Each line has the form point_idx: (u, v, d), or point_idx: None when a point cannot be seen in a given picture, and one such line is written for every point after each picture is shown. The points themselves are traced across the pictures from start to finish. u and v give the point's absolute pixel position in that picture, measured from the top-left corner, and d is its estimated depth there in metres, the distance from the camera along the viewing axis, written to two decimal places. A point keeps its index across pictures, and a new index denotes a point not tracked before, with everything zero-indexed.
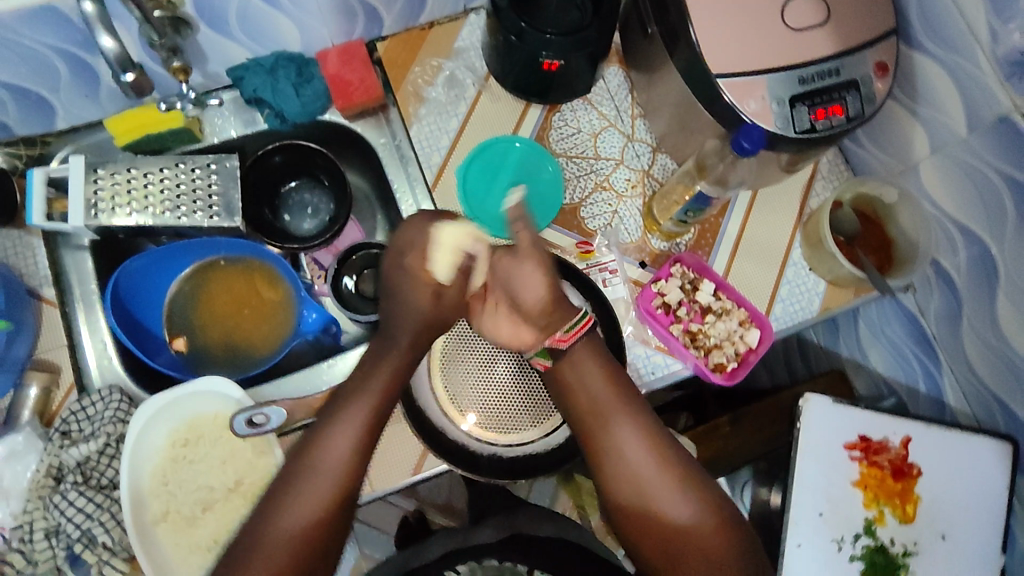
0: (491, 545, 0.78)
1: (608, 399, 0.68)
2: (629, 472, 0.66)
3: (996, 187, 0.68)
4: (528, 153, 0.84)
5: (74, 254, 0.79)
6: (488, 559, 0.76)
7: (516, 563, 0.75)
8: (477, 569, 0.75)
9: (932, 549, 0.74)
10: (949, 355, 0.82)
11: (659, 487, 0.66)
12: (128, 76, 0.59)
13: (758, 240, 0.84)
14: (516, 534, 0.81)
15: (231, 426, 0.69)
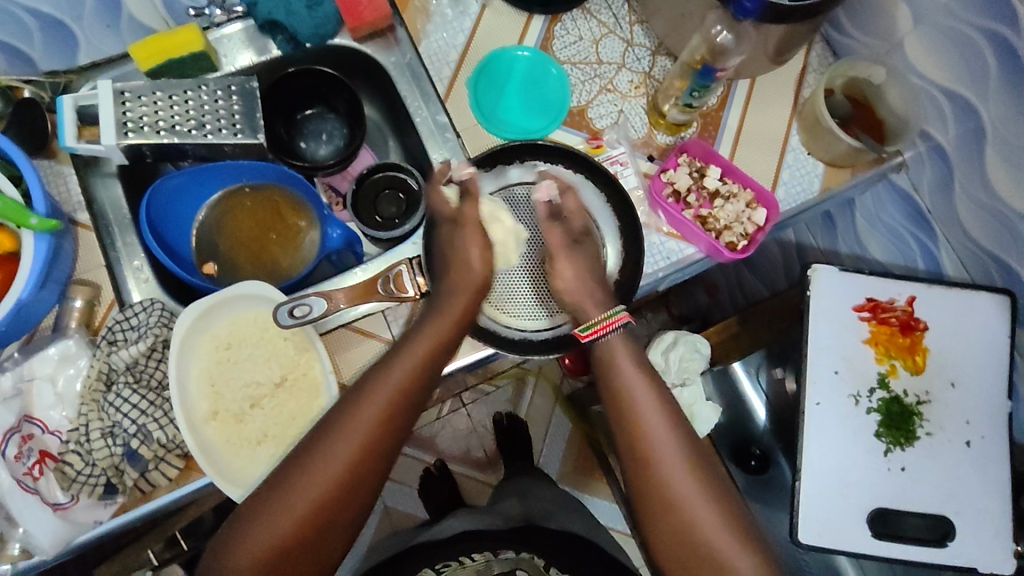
0: (508, 538, 0.96)
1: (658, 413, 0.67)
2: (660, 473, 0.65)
3: (977, 44, 0.73)
4: (535, 62, 0.88)
5: (105, 181, 0.82)
6: (503, 550, 0.96)
7: (531, 556, 0.95)
8: (493, 560, 0.96)
9: (944, 397, 0.79)
10: (943, 225, 0.87)
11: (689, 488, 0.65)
12: None
13: (757, 129, 0.88)
14: (529, 528, 0.98)
15: (275, 319, 0.72)
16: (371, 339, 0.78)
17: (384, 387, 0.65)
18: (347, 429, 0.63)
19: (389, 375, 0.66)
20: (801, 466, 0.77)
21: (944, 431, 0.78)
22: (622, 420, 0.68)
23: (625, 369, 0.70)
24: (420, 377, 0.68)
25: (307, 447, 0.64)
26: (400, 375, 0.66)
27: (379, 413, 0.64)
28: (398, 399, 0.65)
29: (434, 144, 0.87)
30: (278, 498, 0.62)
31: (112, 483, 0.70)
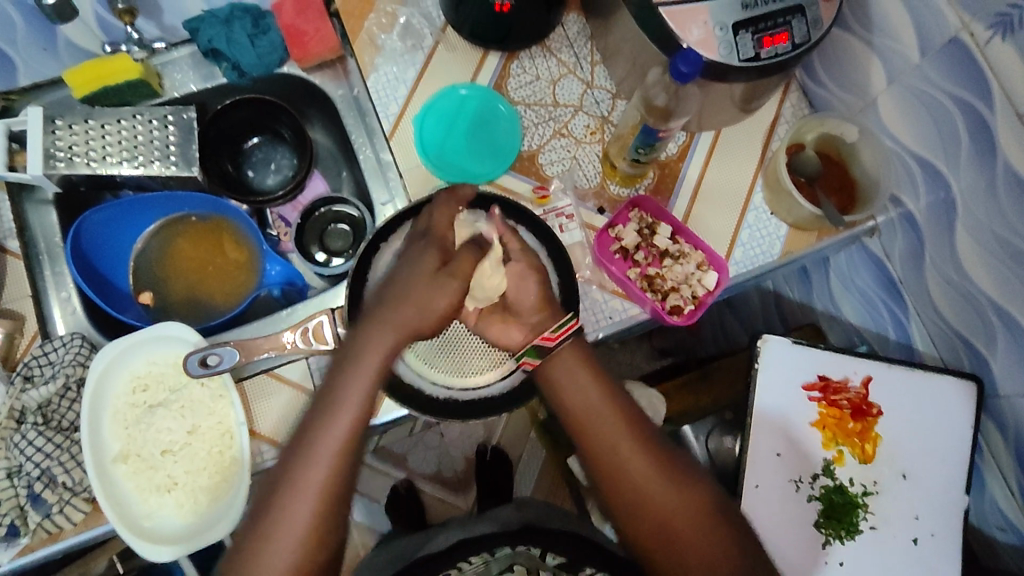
0: (503, 534, 0.78)
1: (604, 405, 0.68)
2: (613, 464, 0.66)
3: (949, 113, 0.68)
4: (475, 97, 0.84)
5: (38, 209, 0.80)
6: (499, 546, 0.77)
7: (528, 548, 0.76)
8: (491, 562, 0.76)
9: (893, 488, 0.73)
10: (914, 298, 0.82)
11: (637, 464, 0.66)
12: None
13: (718, 183, 0.83)
14: (525, 527, 0.80)
15: (186, 370, 0.70)
16: (292, 389, 0.75)
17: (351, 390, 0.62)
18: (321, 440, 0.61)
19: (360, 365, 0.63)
20: None
21: (891, 525, 0.73)
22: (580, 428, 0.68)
23: (579, 375, 0.69)
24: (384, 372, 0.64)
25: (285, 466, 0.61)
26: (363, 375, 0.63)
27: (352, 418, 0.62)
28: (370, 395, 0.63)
29: (377, 183, 0.85)
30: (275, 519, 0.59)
31: (15, 524, 0.69)
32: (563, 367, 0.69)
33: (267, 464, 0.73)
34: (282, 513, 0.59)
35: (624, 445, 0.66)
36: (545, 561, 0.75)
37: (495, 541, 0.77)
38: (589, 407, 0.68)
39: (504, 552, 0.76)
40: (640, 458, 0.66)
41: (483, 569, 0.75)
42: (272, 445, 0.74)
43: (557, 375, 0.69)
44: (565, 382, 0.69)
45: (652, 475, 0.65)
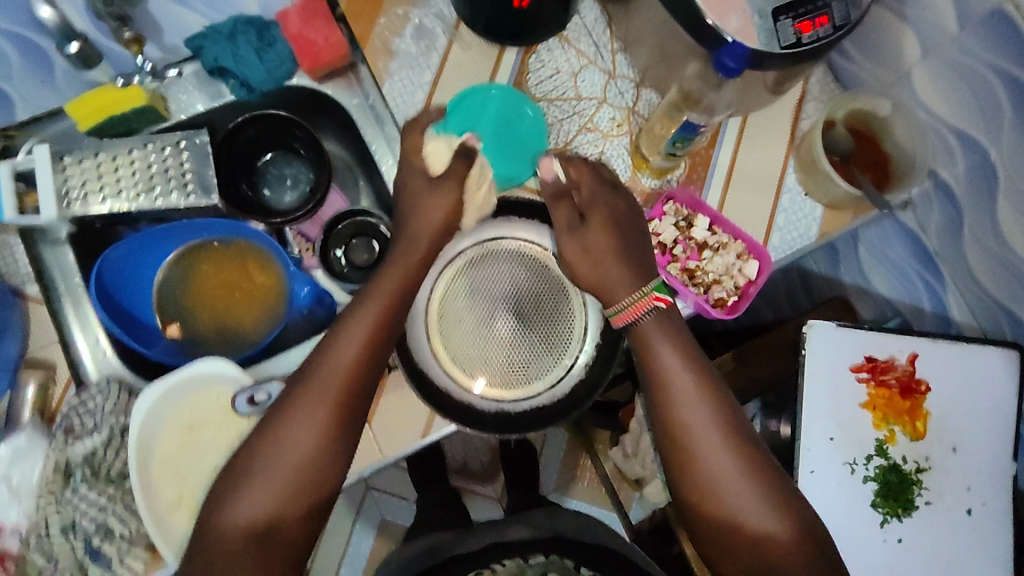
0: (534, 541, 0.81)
1: (693, 392, 0.67)
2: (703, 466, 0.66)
3: (990, 84, 0.66)
4: (506, 99, 0.77)
5: (54, 250, 0.76)
6: (533, 553, 0.79)
7: (561, 557, 0.78)
8: (524, 566, 0.78)
9: (945, 462, 0.74)
10: (951, 269, 0.82)
11: (726, 471, 0.65)
12: (73, 47, 0.64)
13: (751, 168, 0.82)
14: (557, 536, 0.82)
15: (239, 411, 0.71)
16: None
17: (362, 320, 0.68)
18: (329, 371, 0.66)
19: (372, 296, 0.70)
20: None
21: (945, 498, 0.74)
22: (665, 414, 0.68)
23: (664, 354, 0.68)
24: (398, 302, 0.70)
25: (296, 384, 0.67)
26: (373, 307, 0.69)
27: (358, 347, 0.67)
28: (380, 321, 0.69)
29: None
30: (289, 425, 0.65)
31: None
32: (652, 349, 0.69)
33: None
34: (281, 437, 0.65)
35: (703, 440, 0.66)
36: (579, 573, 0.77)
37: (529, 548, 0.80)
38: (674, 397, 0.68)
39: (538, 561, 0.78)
40: (724, 458, 0.65)
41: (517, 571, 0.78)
42: None
43: (637, 347, 0.70)
44: (653, 358, 0.69)
45: (734, 479, 0.65)
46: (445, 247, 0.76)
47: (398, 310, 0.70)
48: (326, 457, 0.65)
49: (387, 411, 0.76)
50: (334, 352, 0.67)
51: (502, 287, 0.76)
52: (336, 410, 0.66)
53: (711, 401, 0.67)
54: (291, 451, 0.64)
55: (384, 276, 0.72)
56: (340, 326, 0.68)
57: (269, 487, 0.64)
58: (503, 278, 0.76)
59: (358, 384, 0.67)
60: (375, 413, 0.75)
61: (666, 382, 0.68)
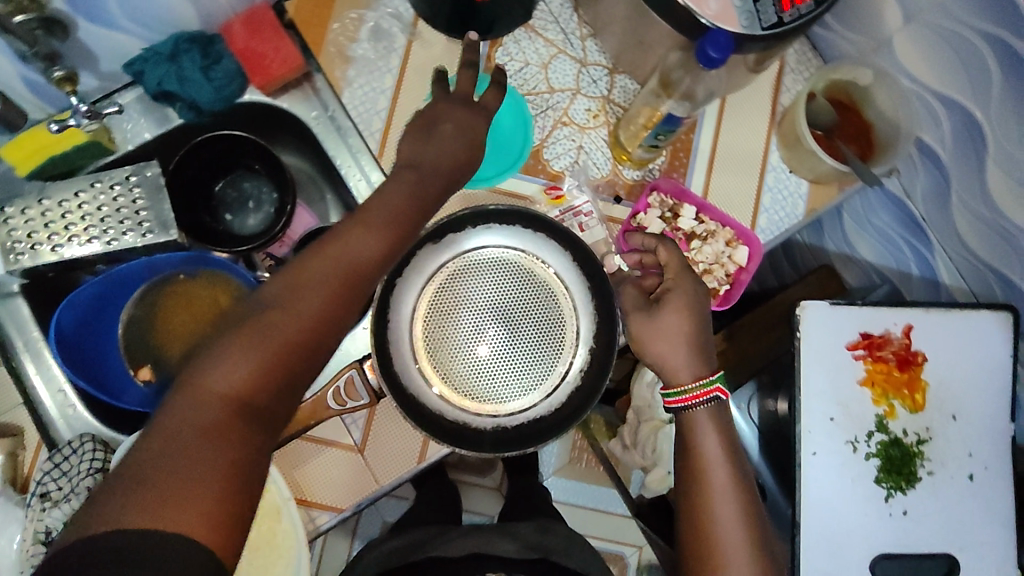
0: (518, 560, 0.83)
1: (722, 459, 0.66)
2: (708, 519, 0.64)
3: (976, 48, 0.64)
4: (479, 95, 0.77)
5: (5, 303, 0.71)
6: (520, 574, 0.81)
7: None
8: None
9: (945, 431, 0.75)
10: (939, 234, 0.81)
11: (728, 523, 0.64)
12: None
13: (733, 149, 0.79)
14: (543, 558, 0.84)
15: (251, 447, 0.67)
16: (334, 448, 0.71)
17: (358, 254, 0.54)
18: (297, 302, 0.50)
19: (353, 229, 0.54)
20: (799, 517, 0.74)
21: (947, 467, 0.75)
22: (693, 470, 0.66)
23: (707, 429, 0.66)
24: (388, 247, 0.55)
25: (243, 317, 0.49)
26: (372, 236, 0.54)
27: (339, 294, 0.52)
28: (362, 262, 0.54)
29: None
30: (218, 359, 0.47)
31: None
32: (697, 425, 0.66)
33: (322, 530, 0.71)
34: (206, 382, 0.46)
35: (724, 505, 0.64)
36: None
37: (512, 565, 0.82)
38: (704, 461, 0.66)
39: None
40: (734, 537, 0.64)
41: None
42: (321, 509, 0.71)
43: (685, 424, 0.67)
44: (702, 436, 0.66)
45: (735, 531, 0.63)
46: (424, 263, 0.72)
47: (397, 243, 0.56)
48: (229, 444, 0.45)
49: (379, 441, 0.72)
50: (307, 286, 0.51)
51: (488, 297, 0.73)
52: (289, 361, 0.49)
53: (736, 484, 0.65)
54: (210, 396, 0.46)
55: (385, 194, 0.57)
56: (324, 246, 0.53)
57: (129, 478, 0.42)
58: (489, 288, 0.73)
59: (322, 333, 0.51)
60: (367, 442, 0.72)
61: (706, 463, 0.66)
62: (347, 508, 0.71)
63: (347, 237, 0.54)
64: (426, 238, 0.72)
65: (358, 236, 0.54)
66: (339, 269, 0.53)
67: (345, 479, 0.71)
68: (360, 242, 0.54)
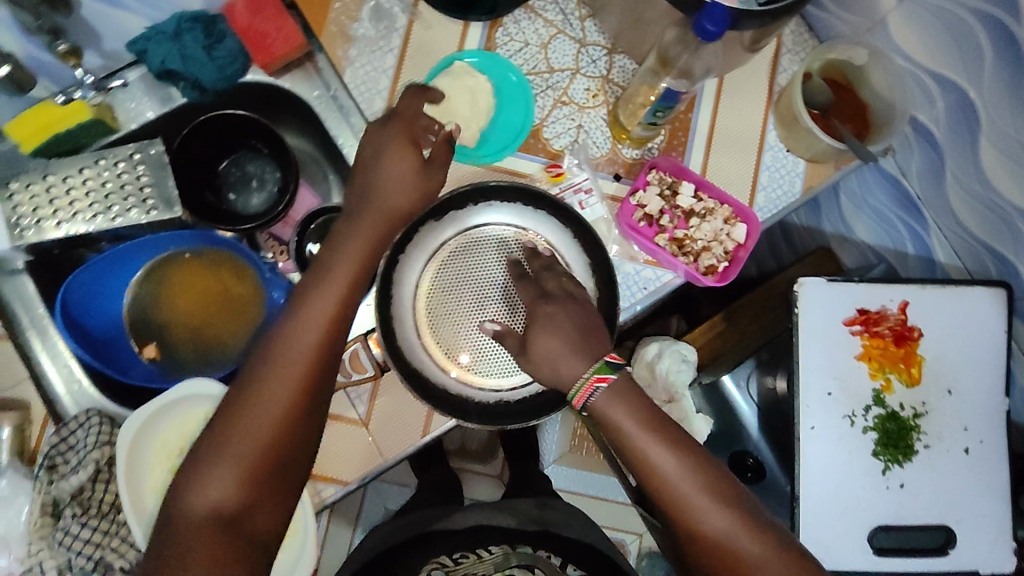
0: (520, 533, 0.84)
1: (652, 434, 0.55)
2: (683, 512, 0.55)
3: (969, 26, 0.66)
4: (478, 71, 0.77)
5: (11, 281, 0.72)
6: (522, 545, 0.83)
7: (549, 554, 0.82)
8: (512, 553, 0.82)
9: (940, 405, 0.76)
10: (934, 213, 0.82)
11: (708, 515, 0.54)
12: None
13: (732, 128, 0.80)
14: (544, 529, 0.85)
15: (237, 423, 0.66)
16: (338, 422, 0.72)
17: (295, 357, 0.56)
18: (248, 418, 0.54)
19: (304, 317, 0.57)
20: (798, 490, 0.75)
21: (943, 440, 0.76)
22: (636, 465, 0.55)
23: (624, 412, 0.55)
24: (337, 319, 0.58)
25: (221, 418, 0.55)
26: (306, 338, 0.56)
27: (288, 402, 0.55)
28: (318, 346, 0.57)
29: None
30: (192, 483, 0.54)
31: None
32: (608, 412, 0.55)
33: (327, 503, 0.71)
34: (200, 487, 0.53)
35: (688, 489, 0.55)
36: (566, 571, 0.81)
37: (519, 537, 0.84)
38: (637, 448, 0.55)
39: (526, 552, 0.82)
40: (722, 521, 0.54)
41: (504, 559, 0.82)
42: (327, 482, 0.71)
43: (608, 411, 0.56)
44: (622, 423, 0.55)
45: (719, 518, 0.54)
46: (429, 238, 0.73)
47: (336, 338, 0.58)
48: (219, 538, 0.52)
49: (383, 415, 0.73)
50: (256, 401, 0.55)
51: (490, 274, 0.73)
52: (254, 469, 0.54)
53: (679, 452, 0.55)
54: (202, 502, 0.53)
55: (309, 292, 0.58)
56: (263, 355, 0.57)
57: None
58: (491, 263, 0.73)
59: (293, 420, 0.55)
60: (372, 416, 0.72)
61: (637, 449, 0.55)
62: (353, 482, 0.72)
63: (296, 326, 0.57)
64: (428, 214, 0.73)
65: (307, 319, 0.57)
66: (299, 358, 0.56)
67: (350, 452, 0.72)
68: (310, 329, 0.57)
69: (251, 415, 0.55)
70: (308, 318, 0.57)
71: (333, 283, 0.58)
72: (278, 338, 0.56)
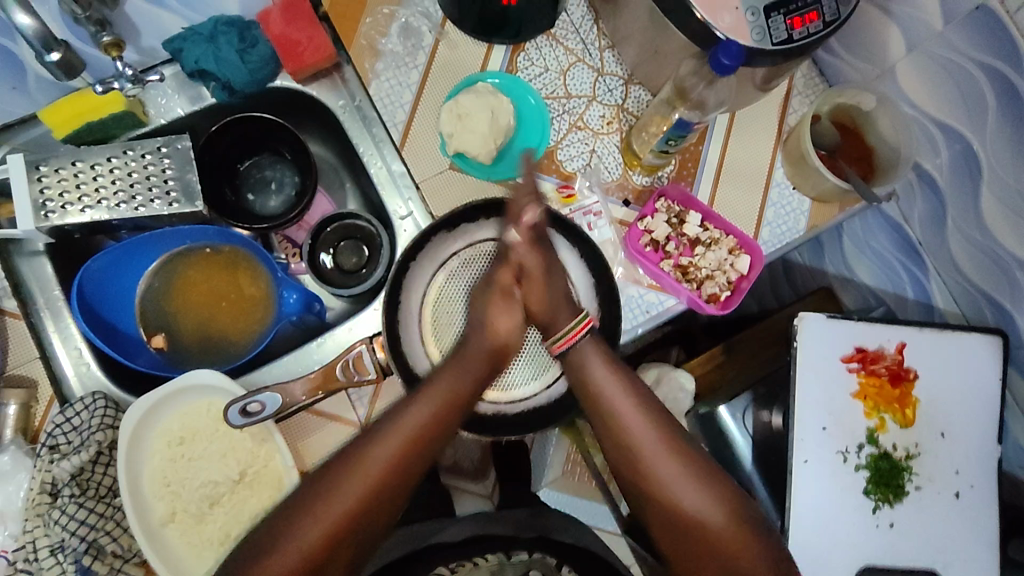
0: (517, 539, 0.85)
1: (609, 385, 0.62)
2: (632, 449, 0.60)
3: (976, 80, 0.68)
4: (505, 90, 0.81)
5: (30, 262, 0.74)
6: (517, 552, 0.83)
7: (544, 556, 0.82)
8: (506, 563, 0.81)
9: (934, 448, 0.77)
10: (935, 259, 0.83)
11: (656, 458, 0.59)
12: (54, 55, 0.57)
13: (740, 163, 0.82)
14: (539, 536, 0.86)
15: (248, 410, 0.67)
16: (338, 422, 0.73)
17: (344, 498, 0.54)
18: (275, 573, 0.53)
19: (399, 426, 0.57)
20: (788, 524, 0.74)
21: (934, 483, 0.76)
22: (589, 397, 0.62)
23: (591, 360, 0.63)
24: (431, 438, 0.58)
25: (292, 510, 0.55)
26: (359, 490, 0.54)
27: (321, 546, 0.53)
28: (402, 463, 0.56)
29: (392, 196, 0.82)
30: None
31: None
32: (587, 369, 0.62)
33: None
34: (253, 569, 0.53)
35: (634, 429, 0.60)
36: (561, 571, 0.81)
37: (511, 545, 0.84)
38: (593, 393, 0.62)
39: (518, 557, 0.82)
40: (667, 460, 0.59)
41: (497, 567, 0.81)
42: None
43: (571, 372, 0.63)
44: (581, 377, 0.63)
45: (666, 459, 0.59)
46: (438, 250, 0.75)
47: (419, 455, 0.57)
48: None
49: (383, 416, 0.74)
50: (285, 546, 0.53)
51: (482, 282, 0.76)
52: None
53: (657, 425, 0.60)
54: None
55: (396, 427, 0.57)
56: (321, 486, 0.55)
57: None
58: None
59: (357, 526, 0.55)
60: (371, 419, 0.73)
61: (614, 400, 0.61)
62: None
63: (389, 437, 0.56)
64: (439, 226, 0.74)
65: (401, 431, 0.57)
66: (379, 467, 0.55)
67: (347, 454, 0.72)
68: (400, 439, 0.56)
69: (321, 513, 0.54)
70: (399, 430, 0.57)
71: (433, 408, 0.59)
72: (369, 442, 0.56)
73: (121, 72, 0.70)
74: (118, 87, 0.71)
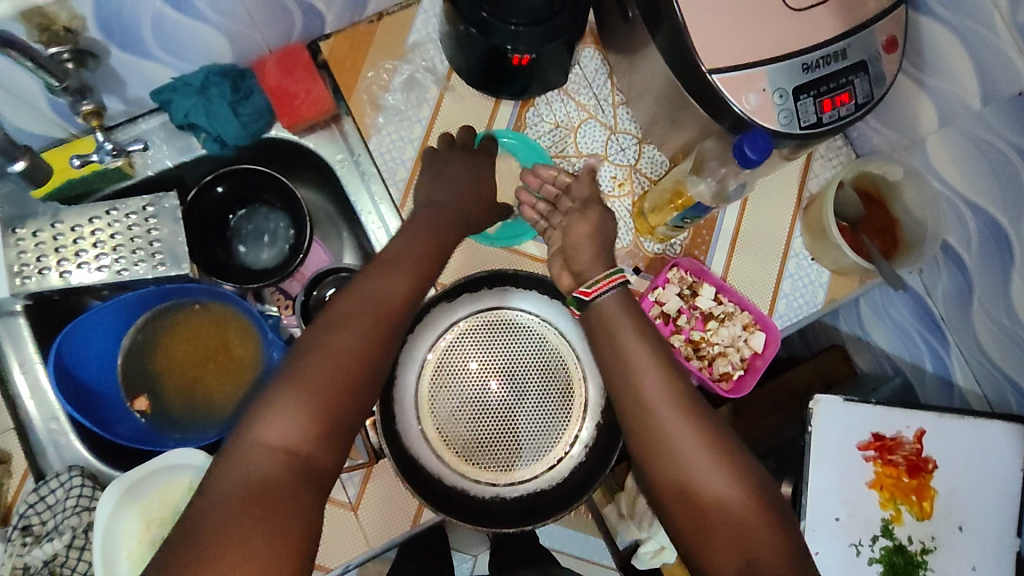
0: None
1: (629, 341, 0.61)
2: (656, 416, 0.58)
3: (1011, 162, 0.63)
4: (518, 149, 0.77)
5: (5, 320, 0.70)
6: None
7: None
8: None
9: (950, 541, 0.73)
10: (957, 336, 0.78)
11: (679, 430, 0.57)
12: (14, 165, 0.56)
13: (757, 231, 0.78)
14: None
15: None
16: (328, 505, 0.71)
17: (351, 336, 0.57)
18: (295, 418, 0.53)
19: (386, 278, 0.62)
20: None
21: None
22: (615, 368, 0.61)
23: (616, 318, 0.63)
24: (414, 288, 0.63)
25: (296, 358, 0.56)
26: (363, 330, 0.58)
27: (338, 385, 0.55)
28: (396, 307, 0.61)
29: None
30: (205, 478, 0.51)
31: None
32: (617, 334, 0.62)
33: None
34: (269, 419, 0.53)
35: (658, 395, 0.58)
36: None
37: None
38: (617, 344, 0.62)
39: None
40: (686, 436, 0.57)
41: None
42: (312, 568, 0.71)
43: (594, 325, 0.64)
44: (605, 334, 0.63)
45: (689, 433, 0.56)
46: (439, 319, 0.72)
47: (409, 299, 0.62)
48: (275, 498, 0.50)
49: (374, 501, 0.72)
50: (301, 388, 0.54)
51: (483, 356, 0.72)
52: (295, 441, 0.52)
53: (681, 401, 0.59)
54: (263, 444, 0.52)
55: (374, 281, 0.61)
56: (318, 341, 0.56)
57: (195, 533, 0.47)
58: (487, 354, 0.72)
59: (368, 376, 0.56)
60: (361, 500, 0.72)
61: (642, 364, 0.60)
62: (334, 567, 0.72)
63: (378, 287, 0.61)
64: (441, 296, 0.73)
65: (390, 282, 0.62)
66: (379, 311, 0.59)
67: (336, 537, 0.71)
68: (389, 289, 0.61)
69: (332, 348, 0.56)
70: (392, 280, 0.62)
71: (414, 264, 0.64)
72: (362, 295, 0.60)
73: (100, 144, 0.65)
74: (99, 160, 0.66)
